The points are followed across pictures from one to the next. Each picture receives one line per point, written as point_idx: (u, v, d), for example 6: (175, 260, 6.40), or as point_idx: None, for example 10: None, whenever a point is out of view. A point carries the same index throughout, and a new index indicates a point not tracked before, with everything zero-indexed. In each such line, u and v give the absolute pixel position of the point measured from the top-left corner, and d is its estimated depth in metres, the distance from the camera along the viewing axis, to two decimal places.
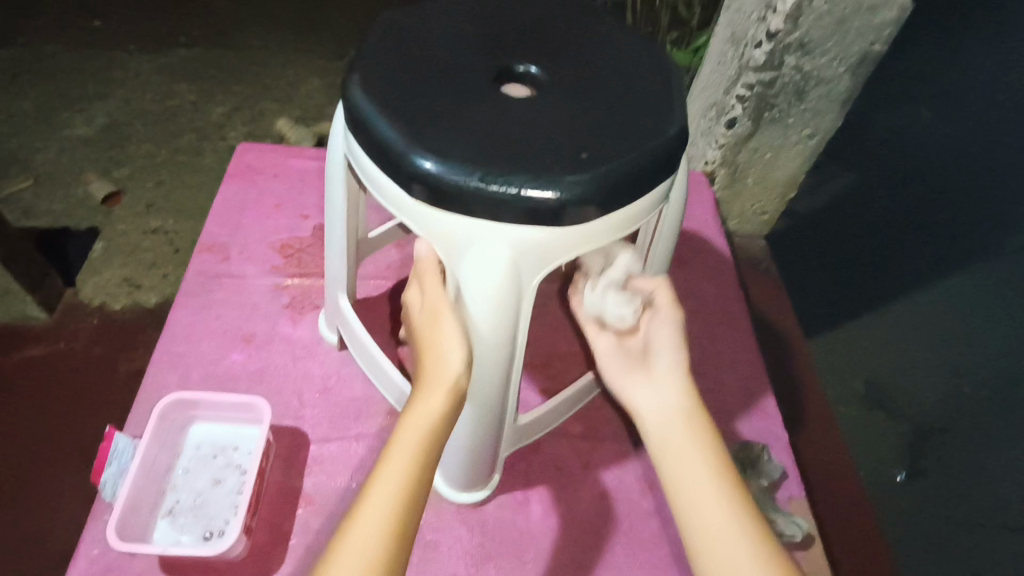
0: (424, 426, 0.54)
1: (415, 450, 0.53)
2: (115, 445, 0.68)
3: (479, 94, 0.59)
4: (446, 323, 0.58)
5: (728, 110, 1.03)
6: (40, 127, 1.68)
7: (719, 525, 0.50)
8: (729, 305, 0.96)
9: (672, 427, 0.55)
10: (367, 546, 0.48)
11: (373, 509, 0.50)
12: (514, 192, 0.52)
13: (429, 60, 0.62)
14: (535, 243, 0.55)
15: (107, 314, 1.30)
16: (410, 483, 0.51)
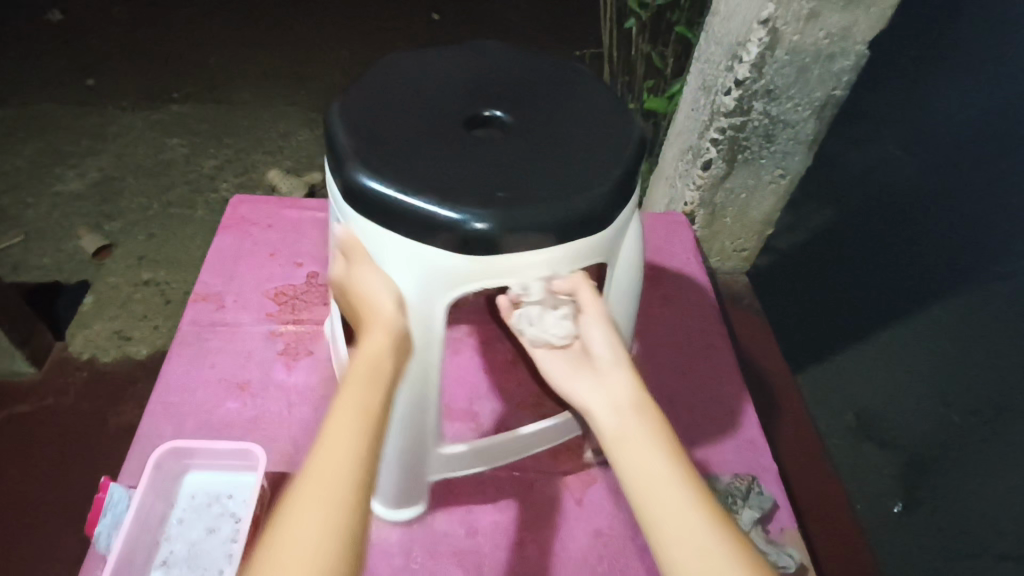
0: (368, 364, 0.50)
1: (365, 388, 0.48)
2: (109, 496, 0.68)
3: (463, 142, 0.62)
4: (373, 281, 0.59)
5: (703, 154, 1.08)
6: (34, 184, 1.71)
7: (684, 521, 0.43)
8: (714, 338, 0.98)
9: (621, 422, 0.49)
10: (335, 480, 0.41)
11: (330, 446, 0.43)
12: (439, 216, 0.56)
13: (416, 109, 0.65)
14: (453, 266, 0.59)
15: (97, 368, 1.30)
16: (368, 415, 0.46)
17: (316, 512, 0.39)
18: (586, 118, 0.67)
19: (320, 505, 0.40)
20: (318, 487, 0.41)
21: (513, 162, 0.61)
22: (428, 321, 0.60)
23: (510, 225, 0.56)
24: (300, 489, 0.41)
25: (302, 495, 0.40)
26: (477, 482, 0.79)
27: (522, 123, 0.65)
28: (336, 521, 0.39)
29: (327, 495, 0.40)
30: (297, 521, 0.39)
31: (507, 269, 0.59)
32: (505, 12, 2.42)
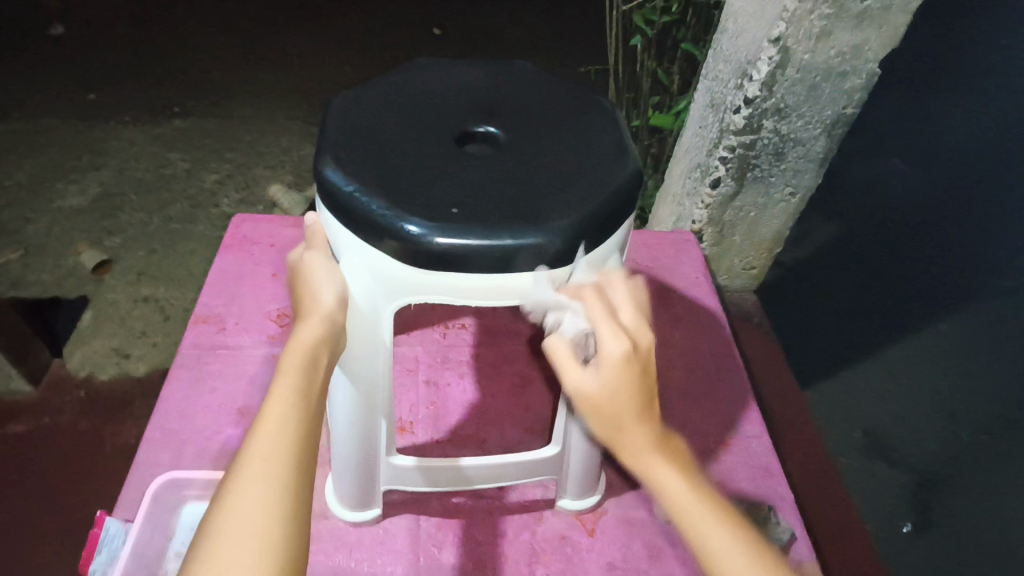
0: (302, 352, 0.46)
1: (299, 374, 0.45)
2: (105, 531, 0.67)
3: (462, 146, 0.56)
4: (323, 267, 0.53)
5: (712, 172, 1.07)
6: (33, 199, 1.70)
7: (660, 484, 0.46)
8: (726, 362, 0.96)
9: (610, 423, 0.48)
10: (268, 466, 0.39)
11: (264, 434, 0.41)
12: (400, 224, 0.48)
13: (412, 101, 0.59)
14: (402, 278, 0.51)
15: (94, 386, 1.27)
16: (303, 401, 0.43)
17: (252, 500, 0.38)
18: (601, 130, 0.58)
19: (256, 492, 0.38)
20: (253, 478, 0.38)
21: (503, 173, 0.52)
22: (371, 328, 0.54)
23: (469, 241, 0.47)
24: (235, 478, 0.39)
25: (237, 484, 0.38)
26: (487, 513, 0.75)
27: (526, 131, 0.56)
28: (273, 512, 0.37)
29: (261, 484, 0.38)
30: (231, 513, 0.37)
31: (464, 287, 0.51)
32: (507, 28, 2.43)
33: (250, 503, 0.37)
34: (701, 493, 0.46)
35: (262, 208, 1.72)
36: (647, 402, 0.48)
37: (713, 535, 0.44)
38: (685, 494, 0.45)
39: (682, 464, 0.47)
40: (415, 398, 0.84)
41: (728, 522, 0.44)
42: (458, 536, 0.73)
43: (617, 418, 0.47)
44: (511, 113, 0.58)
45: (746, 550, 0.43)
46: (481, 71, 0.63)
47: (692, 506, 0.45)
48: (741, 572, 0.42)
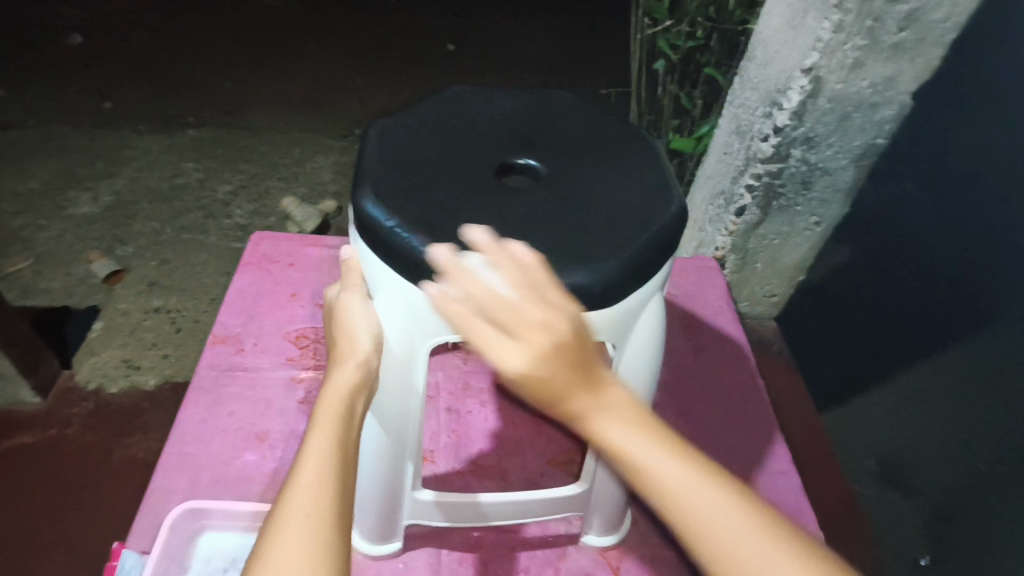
0: (337, 402, 0.48)
1: (336, 426, 0.46)
2: (122, 563, 0.66)
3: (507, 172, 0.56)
4: (358, 310, 0.54)
5: (737, 199, 1.06)
6: (47, 206, 1.69)
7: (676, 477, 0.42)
8: (751, 393, 0.94)
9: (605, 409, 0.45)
10: (308, 520, 0.40)
11: (303, 487, 0.42)
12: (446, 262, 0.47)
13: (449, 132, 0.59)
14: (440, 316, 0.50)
15: (103, 398, 1.26)
16: (339, 455, 0.44)
17: (294, 554, 0.38)
18: (639, 166, 0.56)
19: (298, 544, 0.39)
20: (294, 531, 0.39)
21: (544, 211, 0.51)
22: (405, 365, 0.53)
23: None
24: (280, 531, 0.40)
25: (279, 538, 0.39)
26: (508, 548, 0.73)
27: (568, 166, 0.55)
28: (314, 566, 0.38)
29: (303, 539, 0.39)
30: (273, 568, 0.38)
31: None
32: (519, 45, 2.44)
33: (293, 557, 0.38)
34: (645, 433, 0.44)
35: (274, 220, 1.72)
36: (585, 360, 0.44)
37: (663, 469, 0.42)
38: (638, 446, 0.43)
39: (628, 409, 0.44)
40: (435, 427, 0.82)
41: (675, 451, 0.43)
42: (479, 571, 0.71)
43: (558, 392, 0.43)
44: (549, 145, 0.57)
45: (690, 465, 0.42)
46: (516, 98, 0.62)
47: (647, 452, 0.43)
48: (719, 524, 0.40)
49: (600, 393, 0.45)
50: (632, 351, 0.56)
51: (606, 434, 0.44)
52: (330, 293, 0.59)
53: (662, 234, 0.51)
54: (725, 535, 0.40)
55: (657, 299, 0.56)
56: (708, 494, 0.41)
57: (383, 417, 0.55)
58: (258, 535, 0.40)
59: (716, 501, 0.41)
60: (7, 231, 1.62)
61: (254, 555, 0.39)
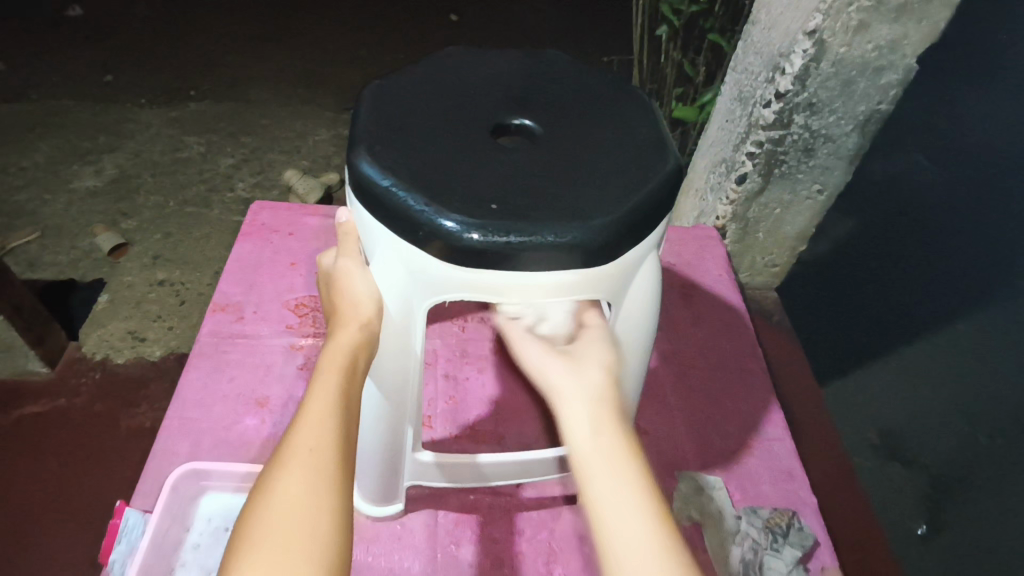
0: (341, 355, 0.49)
1: (340, 377, 0.48)
2: (126, 521, 0.67)
3: (501, 130, 0.54)
4: (357, 274, 0.55)
5: (738, 167, 1.05)
6: (50, 180, 1.70)
7: (595, 452, 0.46)
8: (747, 360, 0.94)
9: (576, 401, 0.50)
10: (311, 457, 0.43)
11: (308, 428, 0.44)
12: (431, 217, 0.46)
13: (442, 86, 0.57)
14: (436, 275, 0.49)
15: (110, 368, 1.27)
16: (341, 402, 0.47)
17: (298, 486, 0.41)
18: (635, 124, 0.56)
19: (303, 476, 0.42)
20: (297, 470, 0.42)
21: (538, 170, 0.50)
22: (404, 327, 0.53)
23: (511, 237, 0.46)
24: (283, 469, 0.42)
25: (284, 470, 0.42)
26: (505, 511, 0.74)
27: (565, 125, 0.55)
28: (313, 495, 0.41)
29: (305, 472, 0.42)
30: (277, 499, 0.41)
31: (503, 285, 0.49)
32: (523, 15, 2.39)
33: (296, 485, 0.41)
34: (599, 426, 0.48)
35: (277, 193, 1.71)
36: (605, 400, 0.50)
37: (608, 472, 0.45)
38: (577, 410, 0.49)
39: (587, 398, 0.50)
40: (434, 396, 0.83)
41: (599, 435, 0.47)
42: (475, 532, 0.72)
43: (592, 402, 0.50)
44: (545, 105, 0.56)
45: (615, 462, 0.45)
46: (509, 57, 0.61)
47: (577, 421, 0.48)
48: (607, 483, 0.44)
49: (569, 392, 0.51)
50: (630, 313, 0.56)
51: (568, 412, 0.49)
52: (328, 262, 0.59)
53: (656, 195, 0.50)
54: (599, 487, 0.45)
55: (653, 258, 0.55)
56: (656, 546, 0.41)
57: (381, 378, 0.55)
58: (264, 468, 0.43)
59: (628, 503, 0.43)
60: (11, 205, 1.63)
61: (257, 489, 0.42)
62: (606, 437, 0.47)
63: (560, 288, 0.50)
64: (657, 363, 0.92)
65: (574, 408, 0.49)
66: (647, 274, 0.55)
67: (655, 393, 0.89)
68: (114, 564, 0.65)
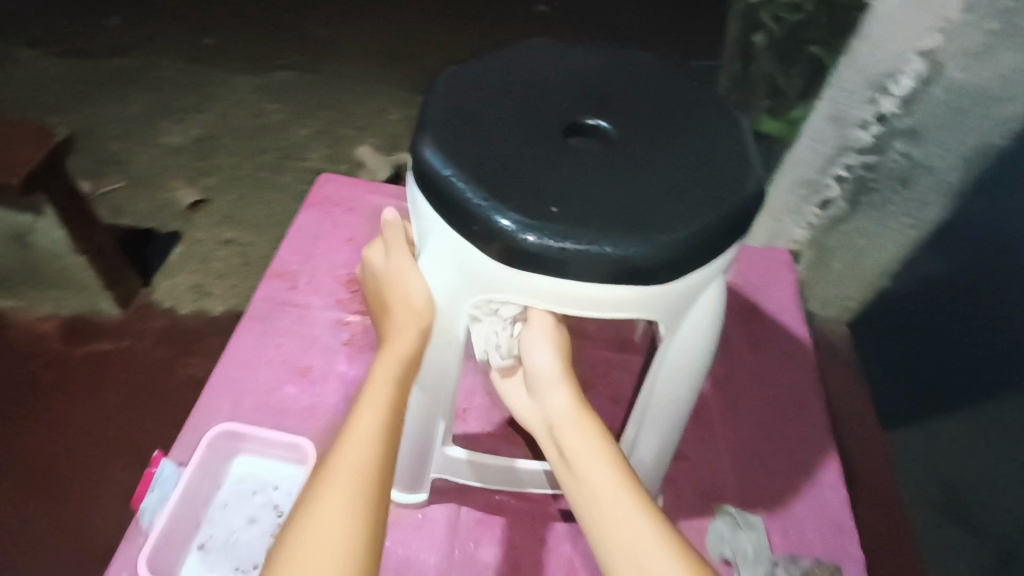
0: (390, 368, 0.49)
1: (387, 392, 0.48)
2: (160, 471, 0.66)
3: (573, 128, 0.51)
4: (407, 270, 0.53)
5: (824, 190, 1.00)
6: (142, 133, 1.79)
7: (592, 464, 0.48)
8: (807, 398, 0.88)
9: (561, 426, 0.52)
10: (351, 477, 0.42)
11: (351, 445, 0.44)
12: (486, 213, 0.44)
13: (517, 76, 0.54)
14: (484, 273, 0.47)
15: (175, 318, 1.33)
16: (388, 421, 0.46)
17: (337, 506, 0.41)
18: (717, 136, 0.52)
19: (344, 496, 0.41)
20: (337, 489, 0.42)
21: (604, 173, 0.47)
22: (446, 321, 0.51)
23: (567, 242, 0.43)
24: (324, 489, 0.42)
25: (325, 488, 0.42)
26: (530, 517, 0.72)
27: (640, 129, 0.52)
28: (355, 521, 0.41)
29: (349, 501, 0.41)
30: (317, 519, 0.40)
31: (551, 292, 0.46)
32: (613, 10, 2.33)
33: (337, 506, 0.41)
34: (588, 446, 0.50)
35: (347, 168, 1.75)
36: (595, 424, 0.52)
37: (605, 491, 0.47)
38: (568, 433, 0.51)
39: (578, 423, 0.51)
40: (473, 389, 0.82)
41: (588, 452, 0.49)
42: (497, 534, 0.70)
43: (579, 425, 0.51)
44: (622, 106, 0.53)
45: (614, 476, 0.47)
46: (587, 53, 0.59)
47: (570, 445, 0.50)
48: (604, 498, 0.47)
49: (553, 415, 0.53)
50: (684, 338, 0.52)
51: (562, 440, 0.51)
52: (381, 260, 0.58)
53: (728, 216, 0.47)
54: (589, 495, 0.47)
55: (719, 283, 0.51)
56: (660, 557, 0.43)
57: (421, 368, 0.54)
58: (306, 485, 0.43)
59: (631, 510, 0.46)
60: (105, 153, 1.73)
61: (298, 506, 0.42)
62: (604, 456, 0.49)
63: (611, 304, 0.47)
64: (707, 387, 0.87)
65: (567, 437, 0.51)
66: (710, 300, 0.51)
67: (702, 419, 0.84)
68: (145, 511, 0.64)
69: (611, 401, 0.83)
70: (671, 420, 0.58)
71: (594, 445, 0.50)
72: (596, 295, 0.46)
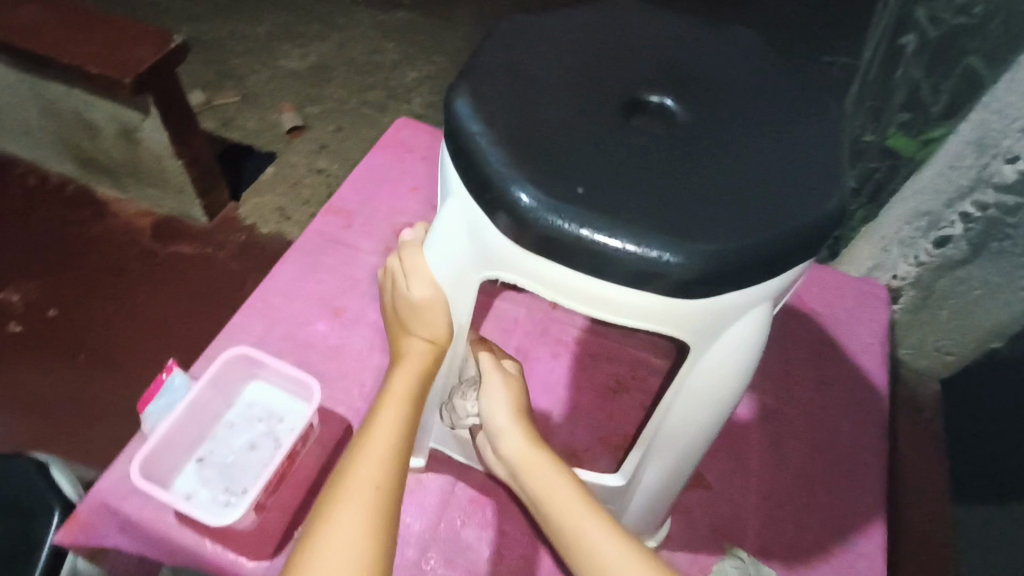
0: (407, 379, 0.49)
1: (406, 406, 0.48)
2: (171, 380, 0.68)
3: (636, 107, 0.45)
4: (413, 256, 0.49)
5: (943, 225, 0.85)
6: (263, 53, 1.85)
7: (567, 504, 0.48)
8: (865, 455, 0.77)
9: (529, 469, 0.51)
10: (370, 491, 0.42)
11: (371, 456, 0.44)
12: (503, 183, 0.39)
13: (595, 41, 0.48)
14: (493, 249, 0.43)
15: (254, 236, 1.38)
16: (404, 434, 0.46)
17: (355, 522, 0.40)
18: (801, 144, 0.45)
19: (363, 512, 0.41)
20: (355, 502, 0.41)
21: (648, 161, 0.41)
22: (452, 293, 0.48)
23: (582, 231, 0.38)
24: (342, 503, 0.41)
25: (342, 501, 0.41)
26: (524, 508, 0.68)
27: (713, 119, 0.45)
28: (371, 533, 0.40)
29: (368, 514, 0.41)
30: (335, 533, 0.40)
31: (562, 283, 0.41)
32: None
33: (355, 521, 0.40)
34: (561, 485, 0.50)
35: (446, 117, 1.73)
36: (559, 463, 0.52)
37: (587, 539, 0.46)
38: (540, 476, 0.51)
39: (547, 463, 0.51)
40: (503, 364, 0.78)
41: (562, 491, 0.49)
42: (487, 518, 0.67)
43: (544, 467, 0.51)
44: (700, 92, 0.47)
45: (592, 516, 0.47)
46: (682, 29, 0.52)
47: (546, 489, 0.50)
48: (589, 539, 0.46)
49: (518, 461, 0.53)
50: (710, 364, 0.45)
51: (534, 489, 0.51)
52: (408, 236, 0.55)
53: (784, 236, 0.39)
54: (571, 531, 0.47)
55: (764, 309, 0.43)
56: None
57: None
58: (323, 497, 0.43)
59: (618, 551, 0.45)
60: (226, 67, 1.81)
61: (315, 520, 0.41)
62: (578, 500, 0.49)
63: (625, 308, 0.41)
64: (752, 417, 0.79)
65: (545, 485, 0.50)
66: (745, 323, 0.43)
67: (737, 450, 0.76)
68: (148, 416, 0.66)
69: (641, 408, 0.77)
70: (684, 448, 0.52)
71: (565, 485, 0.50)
72: (610, 297, 0.41)
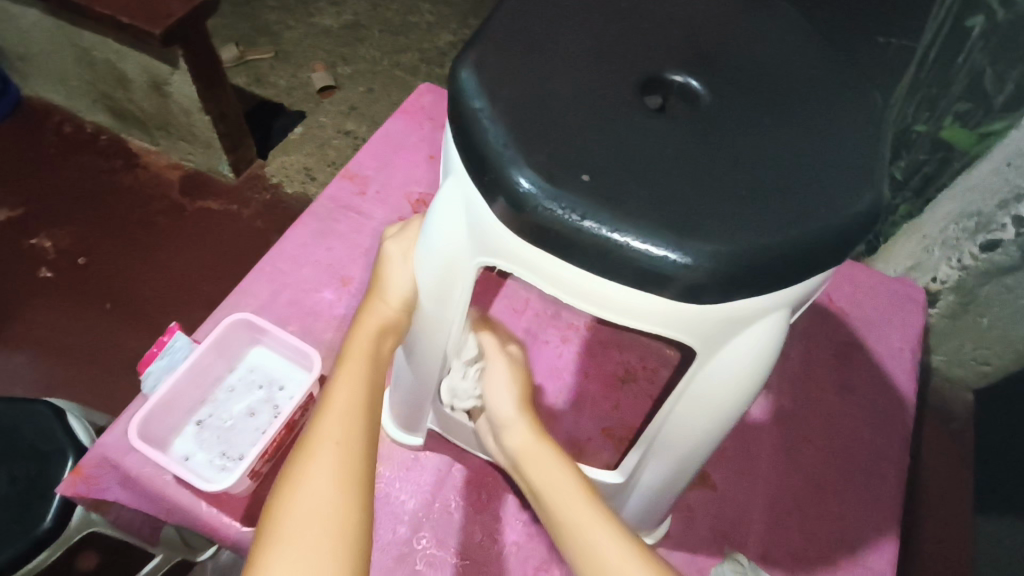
0: (366, 341, 0.48)
1: (364, 363, 0.46)
2: (172, 342, 0.68)
3: (657, 86, 0.41)
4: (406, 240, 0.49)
5: (993, 229, 0.80)
6: (298, 9, 1.82)
7: (559, 487, 0.46)
8: (882, 465, 0.74)
9: (526, 454, 0.50)
10: (334, 451, 0.41)
11: (335, 417, 0.43)
12: (502, 164, 0.37)
13: (622, 11, 0.45)
14: (490, 233, 0.40)
15: (279, 195, 1.38)
16: (367, 399, 0.45)
17: (322, 483, 0.39)
18: (837, 138, 0.41)
19: (330, 475, 0.40)
20: (323, 463, 0.40)
21: (663, 148, 0.38)
22: (447, 277, 0.45)
23: (583, 221, 0.35)
24: (308, 465, 0.40)
25: (308, 461, 0.40)
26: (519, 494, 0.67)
27: (743, 104, 0.41)
28: (342, 498, 0.39)
29: (333, 477, 0.40)
30: (303, 495, 0.39)
31: (557, 275, 0.39)
32: None
33: (322, 484, 0.39)
34: (556, 471, 0.48)
35: None
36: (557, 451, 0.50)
37: (580, 524, 0.44)
38: (535, 463, 0.49)
39: (539, 449, 0.50)
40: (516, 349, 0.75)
41: (555, 475, 0.47)
42: (480, 500, 0.66)
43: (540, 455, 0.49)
44: (729, 72, 0.43)
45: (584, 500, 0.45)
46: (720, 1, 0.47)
47: (542, 477, 0.48)
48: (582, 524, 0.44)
49: (516, 448, 0.51)
50: (717, 370, 0.42)
51: (532, 478, 0.48)
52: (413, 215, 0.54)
53: (806, 240, 0.36)
54: (564, 514, 0.45)
55: (781, 316, 0.41)
56: None
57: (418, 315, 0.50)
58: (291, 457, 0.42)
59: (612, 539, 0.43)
60: (261, 22, 1.79)
61: (282, 482, 0.40)
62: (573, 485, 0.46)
63: (624, 307, 0.39)
64: (765, 418, 0.76)
65: (541, 470, 0.48)
66: (760, 332, 0.40)
67: (747, 450, 0.74)
68: (149, 375, 0.67)
69: (649, 399, 0.74)
70: (685, 451, 0.49)
71: (560, 468, 0.48)
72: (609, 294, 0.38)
